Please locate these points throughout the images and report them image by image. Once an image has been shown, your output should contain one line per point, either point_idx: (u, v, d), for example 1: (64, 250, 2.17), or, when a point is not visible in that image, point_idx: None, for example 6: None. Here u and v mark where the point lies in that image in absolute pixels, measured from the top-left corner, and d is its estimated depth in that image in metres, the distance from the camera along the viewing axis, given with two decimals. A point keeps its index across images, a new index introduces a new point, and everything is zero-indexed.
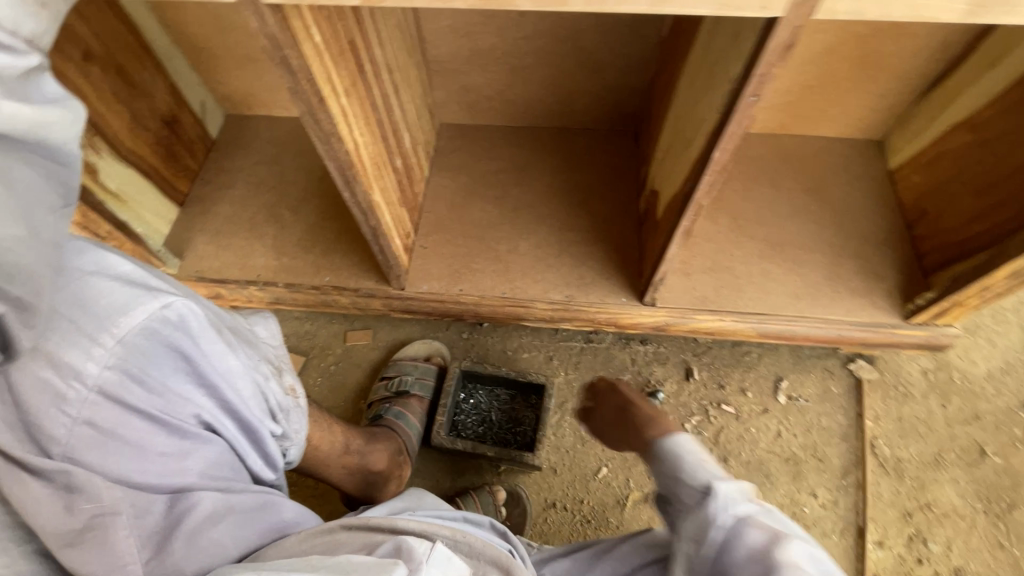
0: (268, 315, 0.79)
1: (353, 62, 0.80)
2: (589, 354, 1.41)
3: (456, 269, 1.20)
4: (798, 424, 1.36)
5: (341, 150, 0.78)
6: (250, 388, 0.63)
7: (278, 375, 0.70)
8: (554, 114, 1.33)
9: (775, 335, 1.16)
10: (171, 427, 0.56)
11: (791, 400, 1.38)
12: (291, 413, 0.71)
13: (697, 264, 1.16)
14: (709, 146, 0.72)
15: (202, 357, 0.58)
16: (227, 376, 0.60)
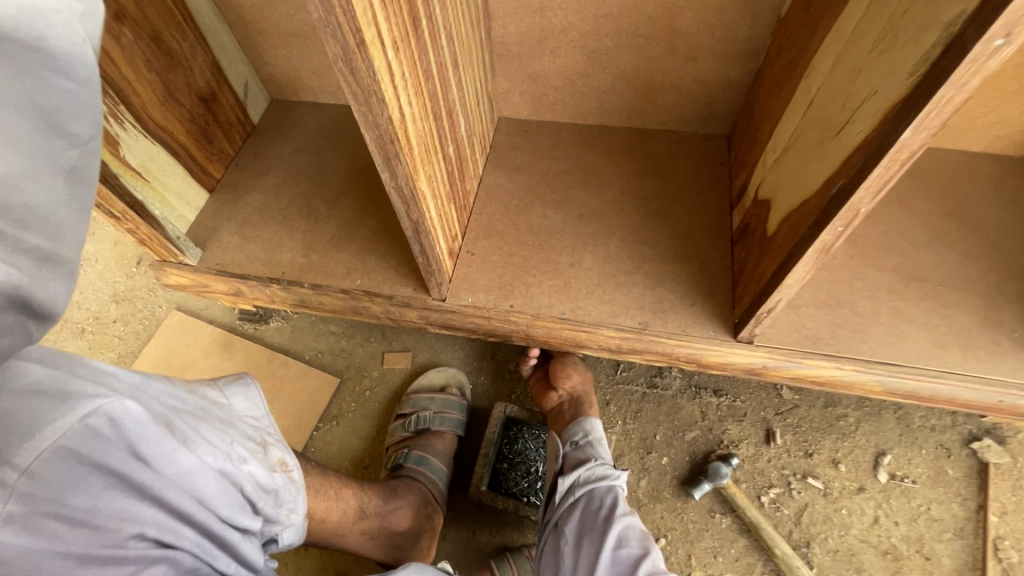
0: (248, 378, 0.76)
1: (407, 11, 0.64)
2: (651, 403, 1.18)
3: (508, 281, 1.01)
4: (902, 511, 1.09)
5: (380, 115, 0.62)
6: (217, 483, 0.59)
7: (263, 451, 0.68)
8: (631, 111, 1.14)
9: (903, 393, 0.91)
10: (105, 557, 0.50)
11: (894, 480, 1.11)
12: (281, 492, 0.69)
13: (806, 295, 0.93)
14: (894, 125, 0.50)
15: (150, 462, 0.53)
16: (183, 477, 0.55)
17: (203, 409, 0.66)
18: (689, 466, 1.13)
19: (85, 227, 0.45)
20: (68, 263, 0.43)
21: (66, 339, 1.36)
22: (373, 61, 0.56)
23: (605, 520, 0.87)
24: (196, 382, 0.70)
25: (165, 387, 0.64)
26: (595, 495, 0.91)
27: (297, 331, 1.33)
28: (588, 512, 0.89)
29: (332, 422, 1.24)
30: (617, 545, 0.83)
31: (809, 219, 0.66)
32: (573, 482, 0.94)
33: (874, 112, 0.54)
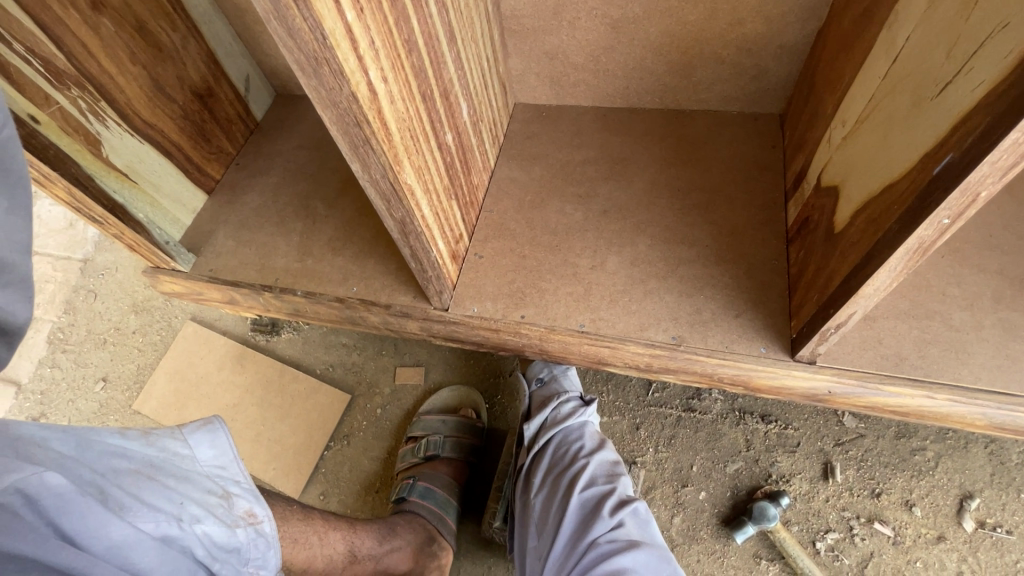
0: (216, 420, 0.65)
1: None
2: (687, 428, 1.02)
3: (520, 287, 0.88)
4: (993, 567, 0.89)
5: (338, 92, 0.50)
6: (157, 551, 0.51)
7: (225, 505, 0.60)
8: (665, 90, 0.98)
9: (1014, 428, 0.72)
10: None
11: (984, 529, 0.91)
12: (246, 549, 0.60)
13: (884, 305, 0.75)
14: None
15: (75, 540, 0.46)
16: (114, 551, 0.47)
17: (155, 466, 0.58)
18: (731, 504, 0.97)
19: (23, 229, 0.43)
20: (16, 270, 0.43)
21: (90, 351, 1.31)
22: (322, 20, 0.44)
23: (575, 459, 0.88)
24: (157, 430, 0.62)
25: (112, 445, 0.57)
26: (564, 437, 0.91)
27: (309, 343, 1.23)
28: (559, 452, 0.90)
29: (343, 441, 1.14)
30: (584, 483, 0.84)
31: (897, 210, 0.50)
32: (542, 421, 0.94)
33: (1000, 57, 0.39)
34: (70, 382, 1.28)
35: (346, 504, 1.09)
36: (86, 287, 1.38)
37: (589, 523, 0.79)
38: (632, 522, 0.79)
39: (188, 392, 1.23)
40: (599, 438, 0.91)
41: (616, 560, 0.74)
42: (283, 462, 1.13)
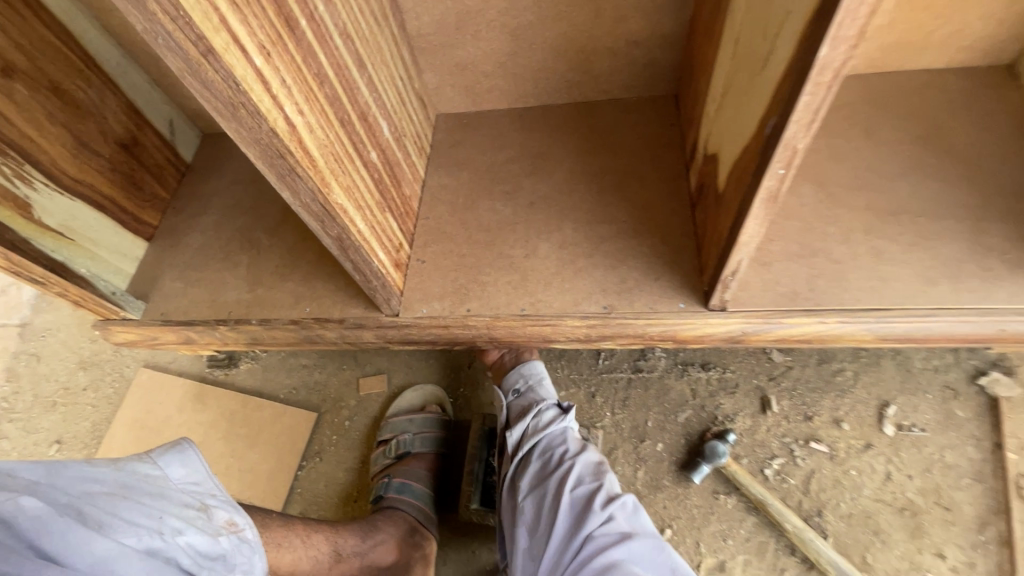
0: (186, 443, 0.70)
1: (273, 10, 0.58)
2: (639, 388, 1.11)
3: (463, 284, 0.95)
4: (914, 463, 0.98)
5: (263, 130, 0.56)
6: (143, 563, 0.55)
7: (204, 516, 0.64)
8: (571, 85, 1.06)
9: (899, 337, 0.82)
10: None
11: (904, 431, 0.99)
12: (230, 555, 0.65)
13: (779, 249, 0.86)
14: (812, 39, 0.44)
15: (59, 558, 0.51)
16: (98, 565, 0.52)
17: (128, 486, 0.62)
18: (687, 449, 1.05)
19: None
20: None
21: (41, 416, 1.29)
22: (234, 70, 0.51)
23: (561, 462, 0.92)
24: (125, 458, 0.66)
25: (82, 472, 0.60)
26: (549, 442, 0.94)
27: (270, 370, 1.26)
28: (544, 458, 0.94)
29: (316, 458, 1.18)
30: (573, 483, 0.88)
31: (751, 166, 0.60)
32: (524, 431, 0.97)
33: (789, 38, 0.49)
34: (24, 450, 1.26)
35: (325, 515, 1.13)
36: (29, 352, 1.36)
37: (583, 520, 0.84)
38: (623, 514, 0.84)
39: (153, 438, 1.24)
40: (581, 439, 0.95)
41: (613, 555, 0.80)
42: (261, 489, 1.16)
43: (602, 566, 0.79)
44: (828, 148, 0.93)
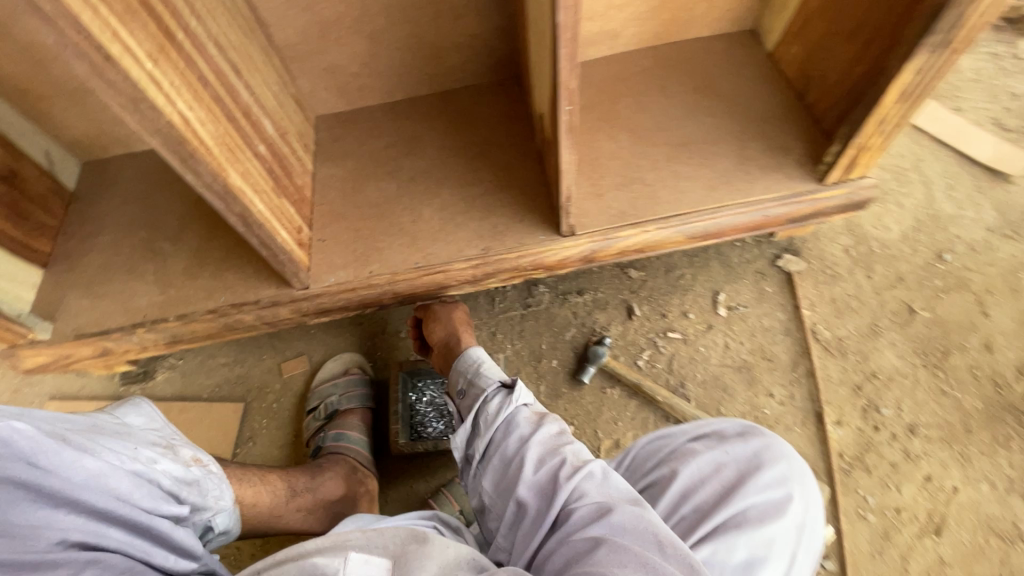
0: (142, 401, 0.76)
1: (153, 24, 0.71)
2: (530, 320, 1.08)
3: (362, 252, 1.11)
4: (750, 333, 1.00)
5: (162, 121, 0.71)
6: (132, 480, 0.60)
7: (172, 452, 0.70)
8: (427, 78, 1.22)
9: (701, 234, 1.00)
10: (31, 563, 0.51)
11: (732, 310, 1.02)
12: (201, 482, 0.72)
13: (607, 181, 1.01)
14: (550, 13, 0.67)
15: (56, 474, 0.55)
16: (91, 479, 0.57)
17: (98, 425, 0.66)
18: (573, 357, 1.03)
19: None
20: None
21: None
22: (131, 73, 0.65)
23: (520, 447, 0.78)
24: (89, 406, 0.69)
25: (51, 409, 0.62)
26: (501, 435, 0.80)
27: (188, 374, 1.32)
28: (498, 447, 0.80)
29: (248, 443, 1.26)
30: (533, 466, 0.75)
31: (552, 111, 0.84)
32: (473, 423, 0.86)
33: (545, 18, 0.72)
34: None
35: None
36: None
37: (551, 497, 0.70)
38: (594, 483, 0.70)
39: None
40: (537, 417, 0.81)
41: (591, 531, 0.65)
42: None
43: (578, 542, 0.64)
44: (632, 100, 1.09)
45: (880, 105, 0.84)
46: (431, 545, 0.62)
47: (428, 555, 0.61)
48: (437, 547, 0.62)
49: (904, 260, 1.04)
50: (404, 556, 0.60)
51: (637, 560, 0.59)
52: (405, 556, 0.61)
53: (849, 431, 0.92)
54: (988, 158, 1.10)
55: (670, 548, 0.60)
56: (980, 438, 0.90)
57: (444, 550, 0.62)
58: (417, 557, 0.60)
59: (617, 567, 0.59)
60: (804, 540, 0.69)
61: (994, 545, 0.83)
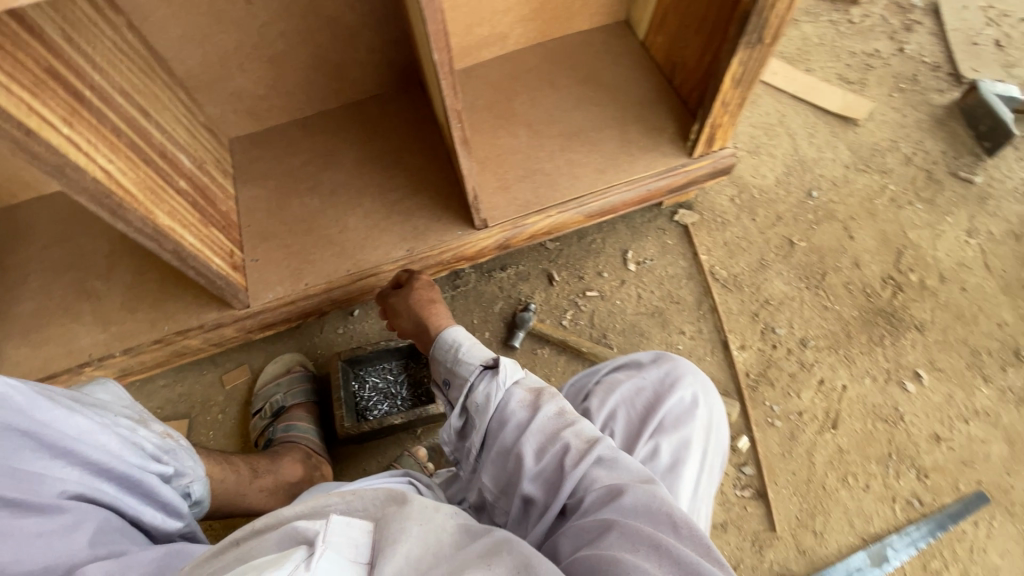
0: (107, 381, 0.62)
1: (62, 89, 0.69)
2: (461, 301, 1.12)
3: (295, 266, 1.04)
4: (654, 281, 1.11)
5: (82, 178, 0.68)
6: (121, 442, 0.50)
7: (147, 424, 0.57)
8: (333, 94, 1.17)
9: (599, 213, 1.07)
10: (34, 509, 0.42)
11: (640, 265, 1.13)
12: (179, 456, 0.59)
13: (511, 175, 1.05)
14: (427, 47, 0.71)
15: (45, 425, 0.45)
16: (86, 433, 0.47)
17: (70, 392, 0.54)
18: (504, 326, 1.09)
19: None
20: None
21: None
22: (49, 139, 0.64)
23: (517, 436, 0.61)
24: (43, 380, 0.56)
25: None
26: (496, 423, 0.64)
27: None
28: (491, 438, 0.64)
29: None
30: (534, 455, 0.60)
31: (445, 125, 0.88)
32: (463, 416, 0.69)
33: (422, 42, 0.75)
34: None
35: None
36: None
37: (557, 488, 0.57)
38: (603, 464, 0.57)
39: None
40: (535, 396, 0.65)
41: (600, 517, 0.52)
42: None
43: (588, 533, 0.51)
44: (527, 95, 1.13)
45: (719, 88, 0.93)
46: (410, 506, 0.49)
47: (407, 519, 0.47)
48: (418, 508, 0.49)
49: (781, 201, 1.18)
50: (383, 519, 0.47)
51: (651, 541, 0.48)
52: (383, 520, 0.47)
53: (752, 352, 1.03)
54: (838, 108, 1.28)
55: (686, 530, 0.50)
56: (860, 341, 1.03)
57: (429, 514, 0.49)
58: (396, 520, 0.47)
59: (628, 553, 0.47)
60: (714, 444, 0.71)
61: (881, 429, 0.95)
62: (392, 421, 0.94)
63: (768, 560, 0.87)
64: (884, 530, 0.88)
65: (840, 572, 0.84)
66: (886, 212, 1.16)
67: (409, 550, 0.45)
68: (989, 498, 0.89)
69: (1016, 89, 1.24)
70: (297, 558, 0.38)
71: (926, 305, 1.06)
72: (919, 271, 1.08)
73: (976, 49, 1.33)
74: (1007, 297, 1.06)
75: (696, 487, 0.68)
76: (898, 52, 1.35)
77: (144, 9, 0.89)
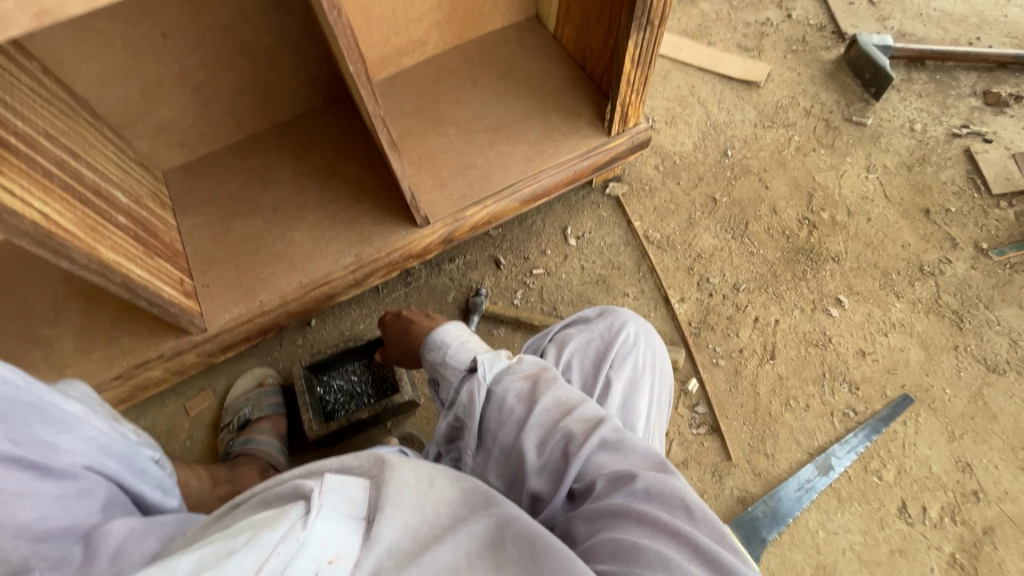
0: (75, 381, 0.64)
1: None
2: (416, 295, 1.16)
3: (248, 285, 1.03)
4: (595, 252, 1.18)
5: (19, 222, 0.65)
6: (113, 429, 0.58)
7: (121, 420, 0.62)
8: (261, 113, 1.15)
9: (534, 197, 1.12)
10: (56, 475, 0.50)
11: (580, 239, 1.19)
12: (151, 446, 0.64)
13: (446, 171, 1.08)
14: (343, 63, 0.71)
15: (51, 409, 0.53)
16: (84, 417, 0.56)
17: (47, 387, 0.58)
18: (459, 313, 1.14)
19: None
20: None
21: None
22: None
23: (517, 431, 0.58)
24: None
25: None
26: (493, 420, 0.60)
27: None
28: (490, 436, 0.60)
29: None
30: (538, 449, 0.56)
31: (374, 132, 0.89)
32: (457, 418, 0.65)
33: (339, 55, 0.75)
34: None
35: None
36: None
37: (565, 479, 0.54)
38: (613, 452, 0.54)
39: None
40: (530, 387, 0.61)
41: (611, 503, 0.50)
42: None
43: (599, 520, 0.49)
44: (453, 96, 1.17)
45: (622, 70, 0.98)
46: (402, 474, 0.45)
47: (405, 486, 0.44)
48: (413, 479, 0.46)
49: (701, 163, 1.27)
50: (379, 477, 0.45)
51: (669, 528, 0.47)
52: (379, 479, 0.45)
53: (691, 303, 1.11)
54: (740, 73, 1.38)
55: (699, 513, 0.49)
56: (785, 278, 1.12)
57: (426, 487, 0.46)
58: (396, 485, 0.44)
59: (648, 540, 0.46)
60: (659, 378, 0.75)
61: (813, 353, 1.04)
62: (359, 417, 0.97)
63: (729, 487, 0.94)
64: (827, 442, 0.96)
65: (793, 485, 0.92)
66: (792, 160, 1.26)
67: (404, 522, 0.42)
68: (913, 399, 1.00)
69: (890, 38, 1.37)
70: (294, 517, 0.38)
71: (840, 239, 1.16)
72: (828, 209, 1.19)
73: (853, 8, 1.47)
74: (907, 221, 1.17)
75: (647, 419, 0.71)
76: (787, 18, 1.47)
77: (58, 53, 0.87)
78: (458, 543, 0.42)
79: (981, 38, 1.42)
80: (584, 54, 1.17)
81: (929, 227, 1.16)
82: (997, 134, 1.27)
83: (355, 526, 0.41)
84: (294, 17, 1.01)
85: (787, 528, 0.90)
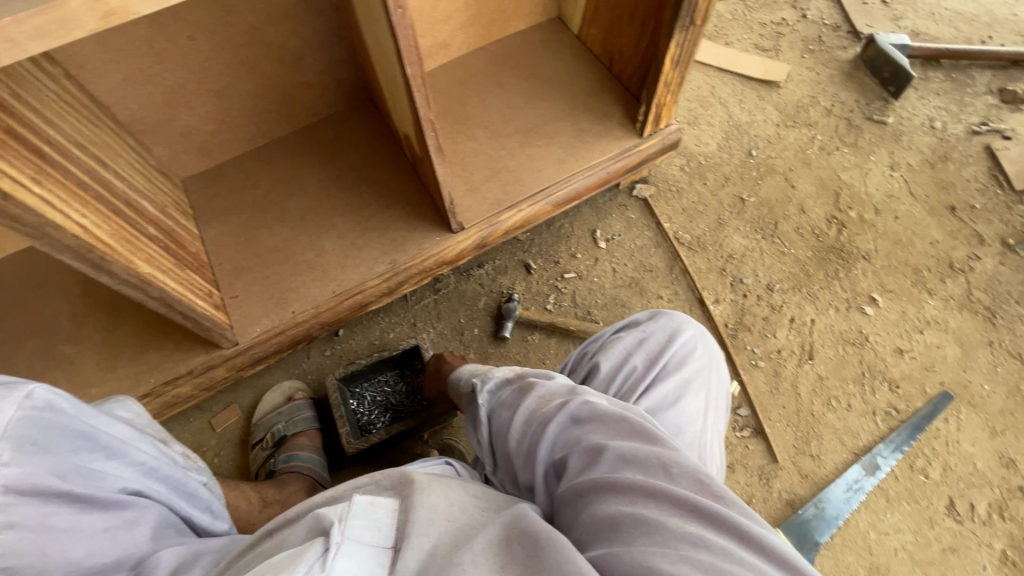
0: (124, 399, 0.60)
1: (26, 148, 0.61)
2: (445, 303, 1.14)
3: (278, 296, 0.99)
4: (626, 254, 1.17)
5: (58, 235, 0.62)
6: (161, 450, 0.53)
7: (166, 440, 0.57)
8: (283, 119, 1.12)
9: (567, 200, 1.10)
10: (104, 505, 0.46)
11: (610, 241, 1.18)
12: (198, 469, 0.60)
13: (477, 176, 1.06)
14: (397, 65, 0.69)
15: (97, 434, 0.48)
16: (132, 438, 0.51)
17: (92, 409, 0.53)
18: (491, 319, 1.12)
19: None
20: None
21: None
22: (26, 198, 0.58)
23: (507, 428, 0.60)
24: None
25: None
26: (494, 425, 0.63)
27: None
28: (494, 441, 0.63)
29: None
30: (524, 439, 0.58)
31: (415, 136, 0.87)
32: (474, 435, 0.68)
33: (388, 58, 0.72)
34: None
35: None
36: None
37: (551, 463, 0.55)
38: (587, 426, 0.55)
39: None
40: (517, 387, 0.64)
41: (586, 475, 0.51)
42: None
43: (575, 493, 0.50)
44: (479, 98, 1.15)
45: (661, 71, 0.98)
46: (426, 495, 0.46)
47: (430, 509, 0.45)
48: (441, 501, 0.46)
49: (726, 164, 1.26)
50: (407, 501, 0.45)
51: (644, 487, 0.47)
52: (407, 503, 0.45)
53: (726, 304, 1.10)
54: (760, 73, 1.38)
55: (677, 468, 0.49)
56: (818, 277, 1.12)
57: (451, 507, 0.46)
58: (422, 509, 0.44)
59: (622, 506, 0.47)
60: (715, 381, 0.73)
61: (851, 352, 1.04)
62: (399, 429, 0.94)
63: (777, 490, 0.93)
64: (871, 442, 0.96)
65: (841, 486, 0.92)
66: (817, 159, 1.27)
67: (424, 543, 0.42)
68: (953, 396, 1.00)
69: (906, 37, 1.39)
70: (312, 558, 0.37)
71: (869, 237, 1.16)
72: (855, 207, 1.19)
73: (866, 8, 1.48)
74: (933, 218, 1.18)
75: (705, 421, 0.69)
76: (802, 19, 1.48)
77: (81, 57, 0.83)
78: (474, 546, 0.42)
79: (992, 37, 1.44)
80: (611, 55, 1.16)
81: (955, 224, 1.17)
82: (1015, 131, 1.29)
83: (379, 554, 0.41)
84: (320, 19, 0.99)
85: (839, 530, 0.89)
